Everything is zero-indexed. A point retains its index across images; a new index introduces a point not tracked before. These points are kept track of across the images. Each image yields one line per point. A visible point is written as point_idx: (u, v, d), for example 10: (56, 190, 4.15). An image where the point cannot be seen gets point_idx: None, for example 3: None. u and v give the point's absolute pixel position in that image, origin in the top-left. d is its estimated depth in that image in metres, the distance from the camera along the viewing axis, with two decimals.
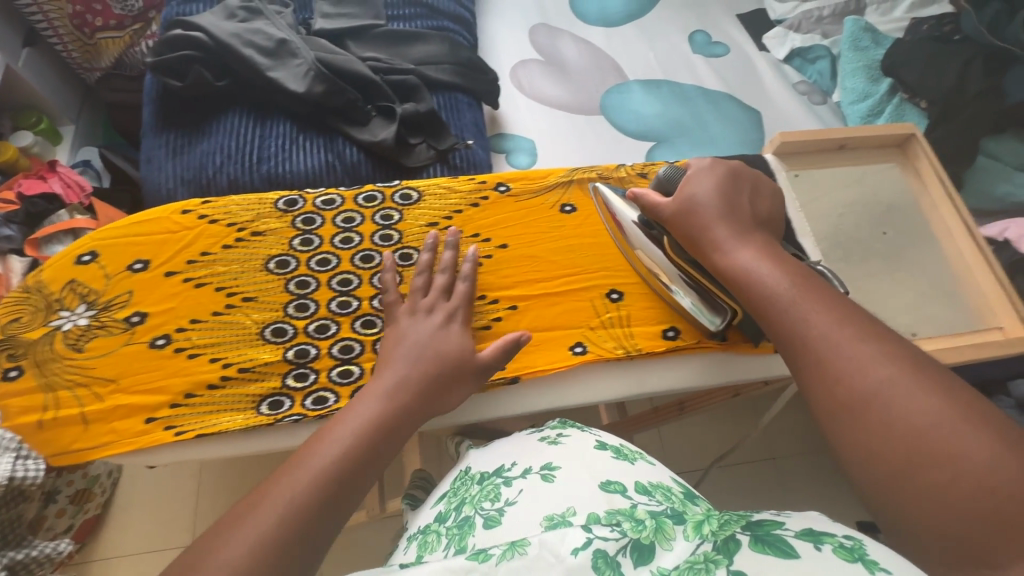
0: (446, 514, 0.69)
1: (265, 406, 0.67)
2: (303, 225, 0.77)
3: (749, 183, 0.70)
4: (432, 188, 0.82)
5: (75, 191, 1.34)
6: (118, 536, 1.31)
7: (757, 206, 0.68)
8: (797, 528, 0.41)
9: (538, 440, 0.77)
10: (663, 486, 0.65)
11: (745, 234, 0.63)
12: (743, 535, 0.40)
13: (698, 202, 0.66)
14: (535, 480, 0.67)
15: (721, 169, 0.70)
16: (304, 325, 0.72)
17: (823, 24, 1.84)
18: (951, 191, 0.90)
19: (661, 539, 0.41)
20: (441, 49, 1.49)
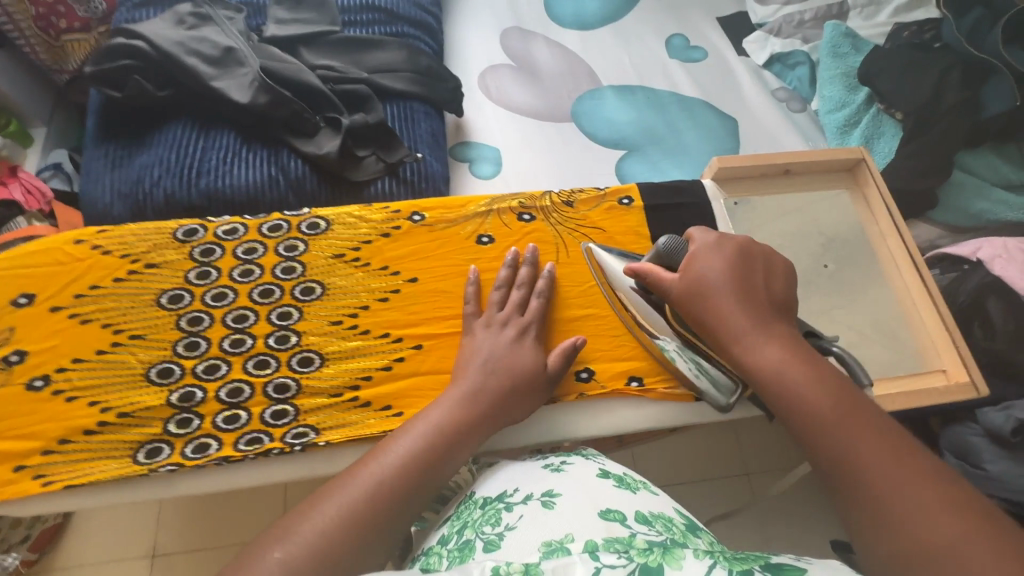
0: (445, 540, 0.57)
1: (142, 454, 0.64)
2: (201, 257, 0.74)
3: (760, 260, 0.66)
4: (342, 217, 0.78)
5: (35, 197, 1.31)
6: (76, 543, 1.21)
7: (772, 287, 0.64)
8: (816, 574, 0.40)
9: (541, 467, 0.65)
10: (664, 516, 0.55)
11: (767, 324, 0.59)
12: (760, 574, 0.40)
13: (708, 286, 0.62)
14: (536, 506, 0.55)
15: (731, 249, 0.66)
16: (192, 365, 0.68)
17: (804, 29, 1.74)
18: (898, 221, 0.85)
19: (671, 562, 0.41)
20: (398, 56, 1.44)
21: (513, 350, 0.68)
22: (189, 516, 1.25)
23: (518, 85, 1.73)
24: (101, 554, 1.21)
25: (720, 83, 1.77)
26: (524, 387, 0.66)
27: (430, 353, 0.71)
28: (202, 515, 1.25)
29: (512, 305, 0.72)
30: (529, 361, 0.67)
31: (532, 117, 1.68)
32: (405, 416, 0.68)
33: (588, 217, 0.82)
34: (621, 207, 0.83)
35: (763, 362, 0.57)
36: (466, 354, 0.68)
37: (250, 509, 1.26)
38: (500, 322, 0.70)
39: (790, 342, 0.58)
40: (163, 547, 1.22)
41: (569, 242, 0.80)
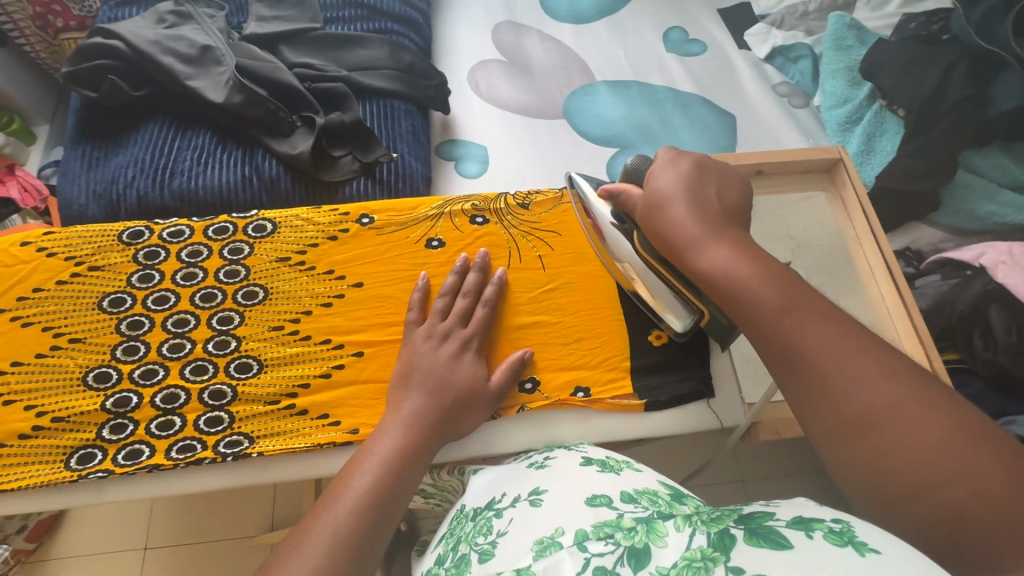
0: (441, 560, 0.54)
1: (74, 459, 0.63)
2: (145, 260, 0.73)
3: (718, 173, 0.60)
4: (289, 219, 0.76)
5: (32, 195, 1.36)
6: (70, 535, 1.23)
7: (726, 198, 0.58)
8: (789, 518, 0.40)
9: (524, 467, 0.62)
10: (649, 490, 0.52)
11: (720, 230, 0.54)
12: (736, 531, 0.40)
13: (662, 199, 0.58)
14: (524, 507, 0.53)
15: (687, 161, 0.60)
16: (130, 370, 0.68)
17: (808, 20, 1.69)
18: (875, 225, 0.79)
19: (655, 538, 0.41)
20: (380, 53, 1.42)
21: (452, 366, 0.65)
22: (180, 511, 1.26)
23: (509, 81, 1.69)
24: (95, 545, 1.23)
25: (719, 78, 1.71)
26: (465, 403, 0.64)
27: (370, 361, 0.70)
28: (192, 510, 1.26)
29: (457, 315, 0.69)
30: (468, 375, 0.65)
31: (521, 113, 1.64)
32: (340, 426, 0.67)
33: (543, 219, 0.79)
34: None
35: (711, 264, 0.52)
36: (407, 369, 0.65)
37: (238, 504, 1.26)
38: (441, 333, 0.67)
39: (745, 247, 0.52)
40: (154, 540, 1.23)
41: (521, 245, 0.77)
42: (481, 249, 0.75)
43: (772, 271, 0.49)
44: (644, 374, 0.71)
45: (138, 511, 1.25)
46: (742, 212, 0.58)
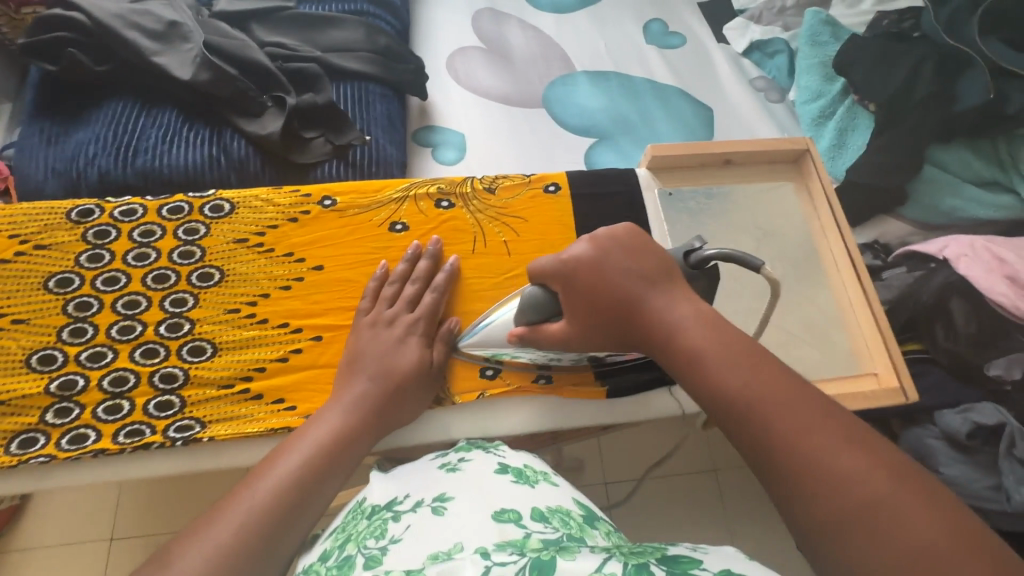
0: (327, 555, 0.56)
1: (15, 444, 0.61)
2: (94, 239, 0.70)
3: (617, 241, 0.59)
4: (248, 199, 0.74)
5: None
6: (32, 528, 1.19)
7: (645, 268, 0.56)
8: (713, 567, 0.45)
9: (436, 467, 0.63)
10: (563, 509, 0.56)
11: (664, 314, 0.53)
12: (656, 569, 0.43)
13: (597, 300, 0.57)
14: (424, 514, 0.54)
15: (584, 245, 0.60)
16: (76, 352, 0.65)
17: (785, 16, 1.71)
18: (839, 217, 0.81)
19: (566, 554, 0.44)
20: (356, 35, 1.39)
21: (397, 349, 0.65)
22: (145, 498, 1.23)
23: (489, 68, 1.68)
24: (61, 536, 1.19)
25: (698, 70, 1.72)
26: (406, 385, 0.64)
27: (329, 346, 0.68)
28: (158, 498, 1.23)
29: (406, 301, 0.69)
30: (412, 356, 0.66)
31: (500, 102, 1.63)
32: (295, 411, 0.65)
33: (510, 205, 0.78)
34: (547, 194, 0.79)
35: (679, 350, 0.50)
36: (353, 355, 0.66)
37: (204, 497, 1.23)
38: (387, 319, 0.68)
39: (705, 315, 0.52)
40: (121, 532, 1.20)
41: (488, 230, 0.76)
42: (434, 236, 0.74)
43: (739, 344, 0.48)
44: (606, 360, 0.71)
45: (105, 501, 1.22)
46: (670, 266, 0.58)
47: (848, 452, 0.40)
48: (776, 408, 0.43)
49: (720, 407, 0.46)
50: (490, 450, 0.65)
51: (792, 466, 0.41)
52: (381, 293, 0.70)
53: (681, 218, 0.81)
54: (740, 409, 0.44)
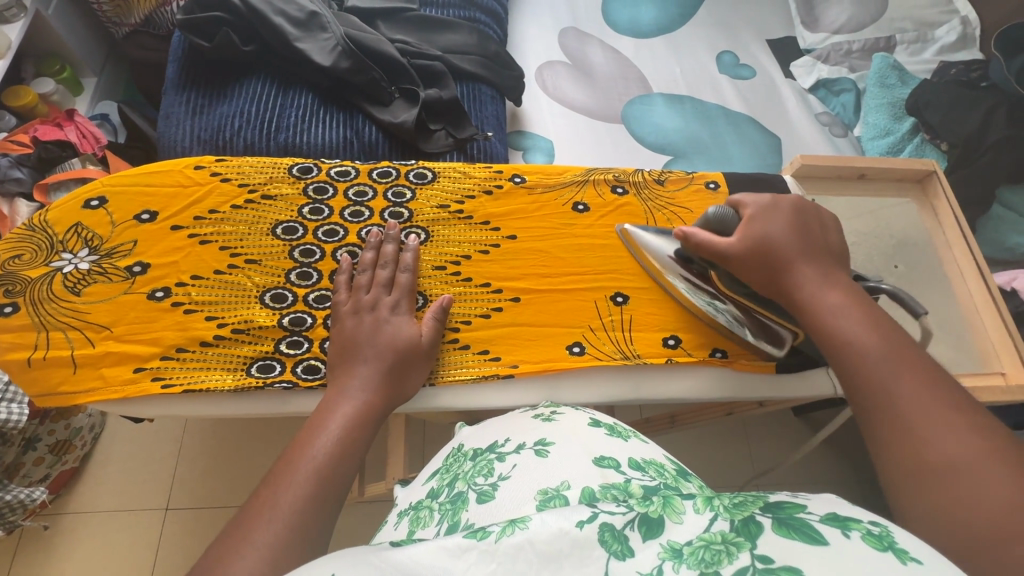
0: (436, 492, 0.57)
1: (255, 368, 0.67)
2: (314, 194, 0.77)
3: (815, 217, 0.68)
4: (448, 171, 0.82)
5: (89, 141, 1.57)
6: (91, 492, 1.36)
7: (830, 241, 0.66)
8: (821, 512, 0.34)
9: (530, 417, 0.64)
10: (656, 462, 0.55)
11: (822, 277, 0.61)
12: (763, 518, 0.34)
13: (772, 239, 0.64)
14: (529, 455, 0.55)
15: (788, 201, 0.68)
16: (303, 293, 0.71)
17: (851, 59, 1.77)
18: (966, 231, 0.89)
19: (671, 512, 0.35)
20: (469, 40, 1.47)
21: (386, 332, 0.67)
22: (206, 439, 1.43)
23: (574, 83, 1.75)
24: (120, 503, 1.35)
25: (768, 103, 1.77)
26: (402, 363, 0.66)
27: (526, 306, 0.75)
28: (218, 442, 1.42)
29: (401, 289, 0.71)
30: (403, 331, 0.68)
31: (585, 115, 1.69)
32: (501, 361, 0.72)
33: (677, 196, 0.86)
34: (708, 190, 0.87)
35: (824, 304, 0.59)
36: (346, 343, 0.66)
37: (255, 477, 1.39)
38: (369, 305, 0.68)
39: (851, 291, 0.60)
40: (175, 502, 1.35)
41: (658, 218, 0.84)
42: (392, 222, 0.76)
43: (873, 317, 0.57)
44: None
45: (164, 472, 1.38)
46: (837, 253, 0.66)
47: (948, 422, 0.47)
48: (904, 374, 0.51)
49: (851, 347, 0.55)
50: (579, 407, 0.64)
51: (895, 436, 0.48)
52: (353, 284, 0.71)
53: None
54: (868, 356, 0.53)
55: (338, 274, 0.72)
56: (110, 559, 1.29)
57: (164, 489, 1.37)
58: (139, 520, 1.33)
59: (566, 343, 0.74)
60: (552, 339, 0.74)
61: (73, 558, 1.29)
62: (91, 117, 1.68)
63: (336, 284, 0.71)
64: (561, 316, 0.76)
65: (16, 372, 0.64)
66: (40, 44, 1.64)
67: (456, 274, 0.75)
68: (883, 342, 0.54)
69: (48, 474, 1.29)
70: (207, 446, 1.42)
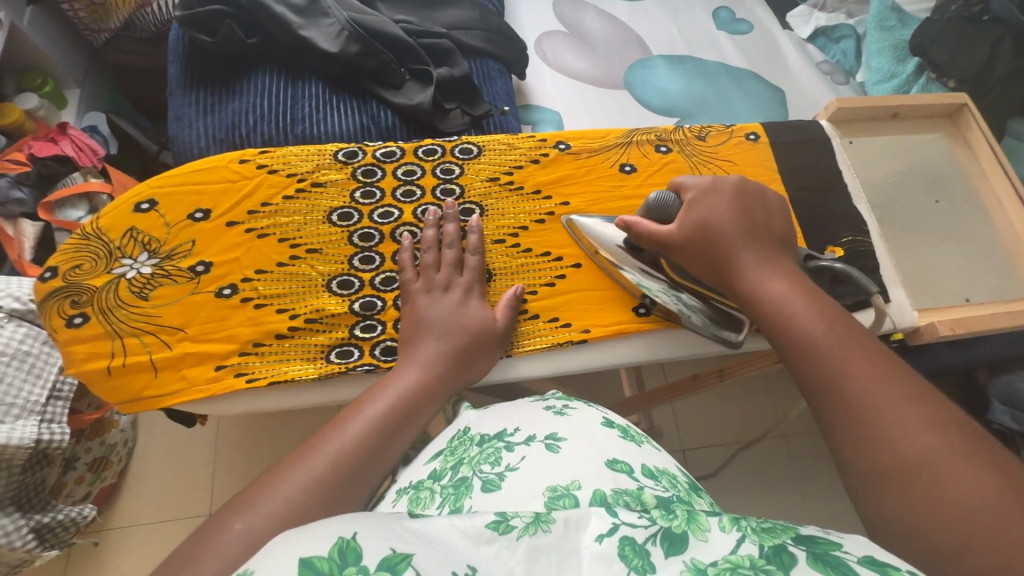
0: (439, 474, 0.57)
1: (334, 355, 0.66)
2: (364, 177, 0.76)
3: (756, 200, 0.67)
4: (492, 144, 0.81)
5: (87, 154, 1.52)
6: (131, 506, 1.36)
7: (771, 225, 0.65)
8: (858, 553, 0.34)
9: (543, 409, 0.64)
10: (670, 472, 0.55)
11: (761, 261, 0.61)
12: (797, 550, 0.34)
13: (711, 225, 0.64)
14: (538, 449, 0.55)
15: (729, 185, 0.67)
16: (369, 277, 0.71)
17: (847, 4, 1.81)
18: (1002, 158, 0.90)
19: (696, 529, 0.36)
20: (470, 14, 1.44)
21: (461, 311, 0.68)
22: (240, 441, 1.43)
23: (574, 53, 1.72)
24: (163, 513, 1.35)
25: (768, 56, 1.76)
26: (475, 343, 0.66)
27: (589, 271, 0.76)
28: (254, 443, 1.42)
29: (471, 270, 0.71)
30: (478, 312, 0.68)
31: (589, 83, 1.67)
32: (572, 327, 0.73)
33: (719, 150, 0.86)
34: (748, 142, 0.87)
35: (764, 293, 0.58)
36: (420, 322, 0.66)
37: None
38: (441, 284, 0.69)
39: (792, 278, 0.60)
40: (218, 506, 1.36)
41: (704, 172, 0.84)
42: (449, 200, 0.75)
43: (816, 301, 0.56)
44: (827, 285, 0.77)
45: (203, 477, 1.39)
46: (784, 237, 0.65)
47: (887, 389, 0.48)
48: None
49: (789, 331, 0.55)
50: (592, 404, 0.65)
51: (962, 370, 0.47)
52: (419, 264, 0.70)
53: (864, 164, 0.90)
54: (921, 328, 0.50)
55: (400, 255, 0.71)
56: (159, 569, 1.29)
57: (205, 494, 1.37)
58: (183, 528, 1.33)
59: (632, 304, 0.75)
60: (617, 301, 0.75)
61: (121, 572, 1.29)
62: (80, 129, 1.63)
63: (399, 263, 0.71)
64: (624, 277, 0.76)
65: (96, 381, 0.63)
66: (20, 56, 1.58)
67: (516, 246, 0.75)
68: (827, 330, 0.53)
69: (89, 491, 1.29)
70: (241, 448, 1.42)
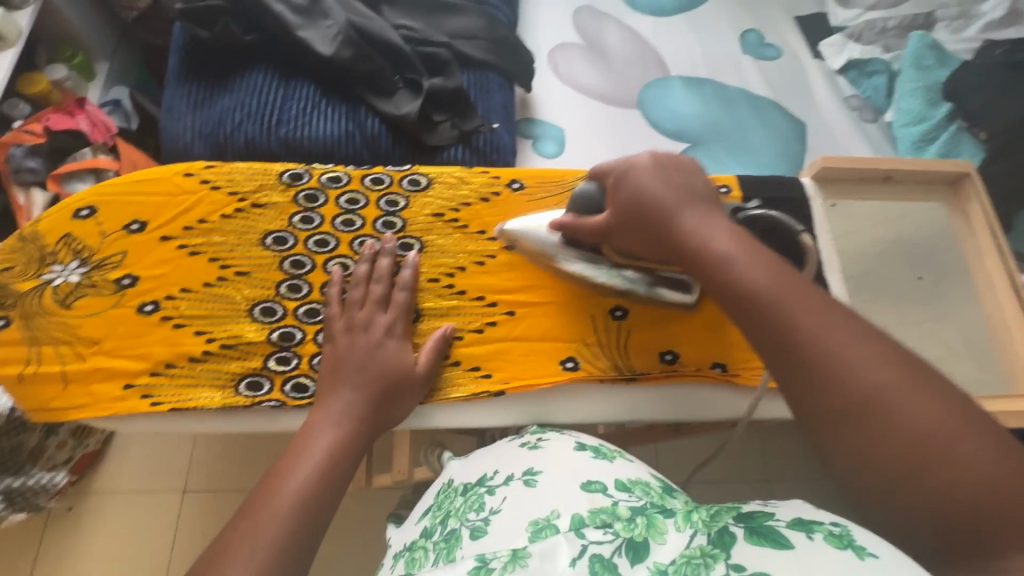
0: (429, 532, 0.57)
1: (243, 385, 0.66)
2: (305, 202, 0.74)
3: (676, 162, 0.61)
4: (444, 176, 0.78)
5: (100, 130, 1.52)
6: (114, 473, 1.37)
7: (699, 187, 0.59)
8: (786, 518, 0.41)
9: (518, 446, 0.63)
10: (642, 481, 0.55)
11: (698, 228, 0.55)
12: (737, 528, 0.40)
13: (639, 204, 0.59)
14: (517, 486, 0.55)
15: (645, 156, 0.62)
16: (293, 307, 0.70)
17: (886, 37, 1.58)
18: (1002, 241, 0.81)
19: (655, 533, 0.41)
20: (477, 23, 1.40)
21: (376, 352, 0.66)
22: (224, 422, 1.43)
23: (588, 66, 1.56)
24: (142, 484, 1.37)
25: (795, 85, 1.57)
26: (394, 388, 0.65)
27: (522, 321, 0.73)
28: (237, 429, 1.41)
29: (397, 308, 0.69)
30: (396, 357, 0.66)
31: (598, 99, 1.51)
32: (492, 378, 0.70)
33: None
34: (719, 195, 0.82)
35: (710, 251, 0.53)
36: (337, 363, 0.65)
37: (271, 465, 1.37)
38: (362, 324, 0.67)
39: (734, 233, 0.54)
40: (193, 485, 1.37)
41: None
42: (389, 235, 0.74)
43: (758, 253, 0.52)
44: None
45: (181, 455, 1.39)
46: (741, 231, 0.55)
47: (856, 353, 0.44)
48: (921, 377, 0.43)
49: (735, 293, 0.51)
50: (564, 430, 0.64)
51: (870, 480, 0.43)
52: (346, 298, 0.69)
53: (844, 231, 0.85)
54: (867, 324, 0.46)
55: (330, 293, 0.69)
56: (136, 535, 1.32)
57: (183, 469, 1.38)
58: (159, 501, 1.35)
59: (559, 359, 0.71)
60: (545, 355, 0.72)
61: (98, 536, 1.32)
62: (103, 104, 1.63)
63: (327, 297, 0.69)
64: (557, 330, 0.73)
65: (10, 385, 0.64)
66: (49, 28, 1.61)
67: (448, 288, 0.73)
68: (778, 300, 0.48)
69: (71, 457, 1.28)
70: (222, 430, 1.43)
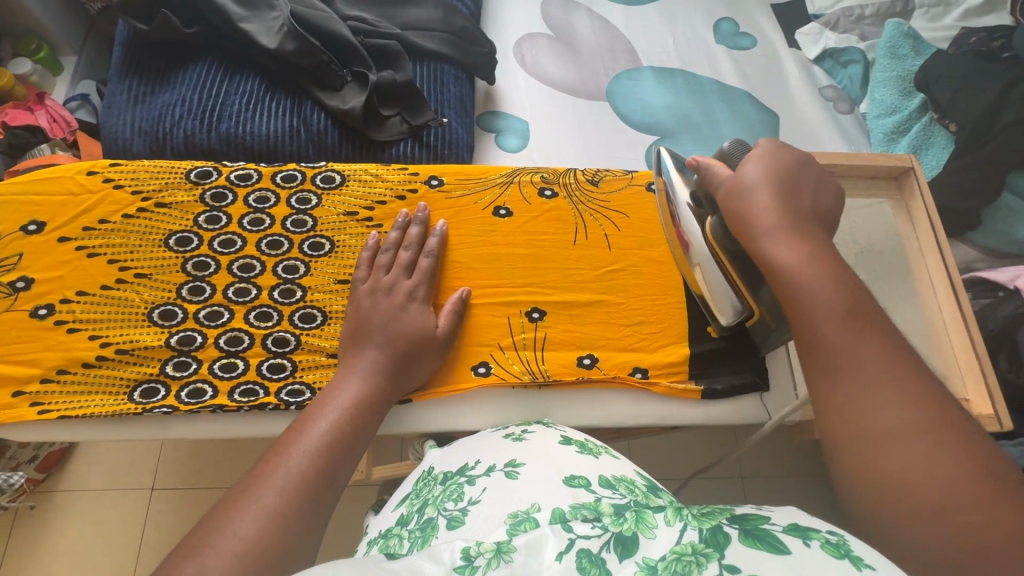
0: (405, 520, 0.50)
1: (137, 393, 0.64)
2: (212, 201, 0.72)
3: (817, 179, 0.57)
4: (358, 173, 0.76)
5: (61, 125, 1.32)
6: (79, 469, 1.24)
7: (824, 209, 0.56)
8: (783, 522, 0.34)
9: (501, 437, 0.59)
10: (627, 478, 0.49)
11: (800, 230, 0.52)
12: (730, 526, 0.33)
13: (754, 184, 0.55)
14: (499, 477, 0.49)
15: (792, 154, 0.57)
16: (195, 310, 0.67)
17: (863, 25, 1.40)
18: (942, 239, 0.79)
19: (644, 528, 0.34)
20: (434, 14, 1.28)
21: (401, 314, 0.65)
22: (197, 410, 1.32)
23: (556, 58, 1.40)
24: (107, 482, 1.23)
25: (767, 77, 1.39)
26: (417, 348, 0.64)
27: None
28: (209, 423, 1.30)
29: (421, 274, 0.69)
30: (419, 321, 0.66)
31: (565, 92, 1.35)
32: None
33: (610, 199, 0.79)
34: (648, 192, 0.79)
35: (783, 250, 0.51)
36: (360, 324, 0.64)
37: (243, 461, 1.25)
38: (386, 286, 0.67)
39: (820, 248, 0.51)
40: (161, 483, 1.23)
41: (588, 223, 0.77)
42: (421, 204, 0.74)
43: (840, 274, 0.49)
44: (701, 362, 0.71)
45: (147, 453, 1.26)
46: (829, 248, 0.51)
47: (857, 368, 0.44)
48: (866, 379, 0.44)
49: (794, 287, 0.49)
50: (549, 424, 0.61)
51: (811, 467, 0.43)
52: (374, 262, 0.69)
53: None
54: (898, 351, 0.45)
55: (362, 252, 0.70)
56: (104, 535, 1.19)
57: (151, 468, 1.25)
58: (126, 502, 1.22)
59: (471, 364, 0.69)
60: (455, 360, 0.70)
61: (67, 534, 1.19)
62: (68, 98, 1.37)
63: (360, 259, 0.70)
64: (468, 334, 0.71)
65: None
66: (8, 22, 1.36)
67: None
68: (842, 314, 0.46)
69: (36, 454, 1.18)
70: None
